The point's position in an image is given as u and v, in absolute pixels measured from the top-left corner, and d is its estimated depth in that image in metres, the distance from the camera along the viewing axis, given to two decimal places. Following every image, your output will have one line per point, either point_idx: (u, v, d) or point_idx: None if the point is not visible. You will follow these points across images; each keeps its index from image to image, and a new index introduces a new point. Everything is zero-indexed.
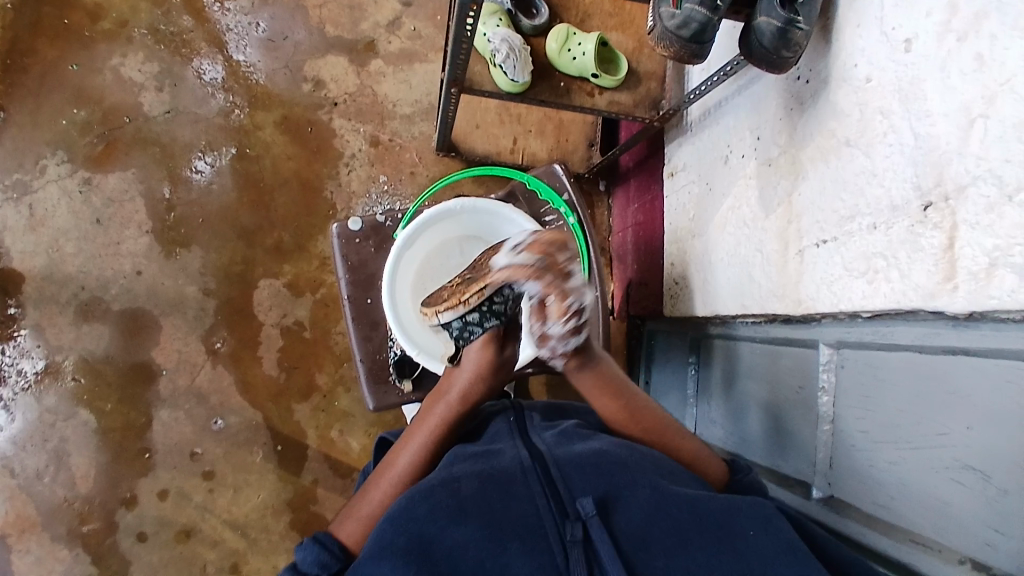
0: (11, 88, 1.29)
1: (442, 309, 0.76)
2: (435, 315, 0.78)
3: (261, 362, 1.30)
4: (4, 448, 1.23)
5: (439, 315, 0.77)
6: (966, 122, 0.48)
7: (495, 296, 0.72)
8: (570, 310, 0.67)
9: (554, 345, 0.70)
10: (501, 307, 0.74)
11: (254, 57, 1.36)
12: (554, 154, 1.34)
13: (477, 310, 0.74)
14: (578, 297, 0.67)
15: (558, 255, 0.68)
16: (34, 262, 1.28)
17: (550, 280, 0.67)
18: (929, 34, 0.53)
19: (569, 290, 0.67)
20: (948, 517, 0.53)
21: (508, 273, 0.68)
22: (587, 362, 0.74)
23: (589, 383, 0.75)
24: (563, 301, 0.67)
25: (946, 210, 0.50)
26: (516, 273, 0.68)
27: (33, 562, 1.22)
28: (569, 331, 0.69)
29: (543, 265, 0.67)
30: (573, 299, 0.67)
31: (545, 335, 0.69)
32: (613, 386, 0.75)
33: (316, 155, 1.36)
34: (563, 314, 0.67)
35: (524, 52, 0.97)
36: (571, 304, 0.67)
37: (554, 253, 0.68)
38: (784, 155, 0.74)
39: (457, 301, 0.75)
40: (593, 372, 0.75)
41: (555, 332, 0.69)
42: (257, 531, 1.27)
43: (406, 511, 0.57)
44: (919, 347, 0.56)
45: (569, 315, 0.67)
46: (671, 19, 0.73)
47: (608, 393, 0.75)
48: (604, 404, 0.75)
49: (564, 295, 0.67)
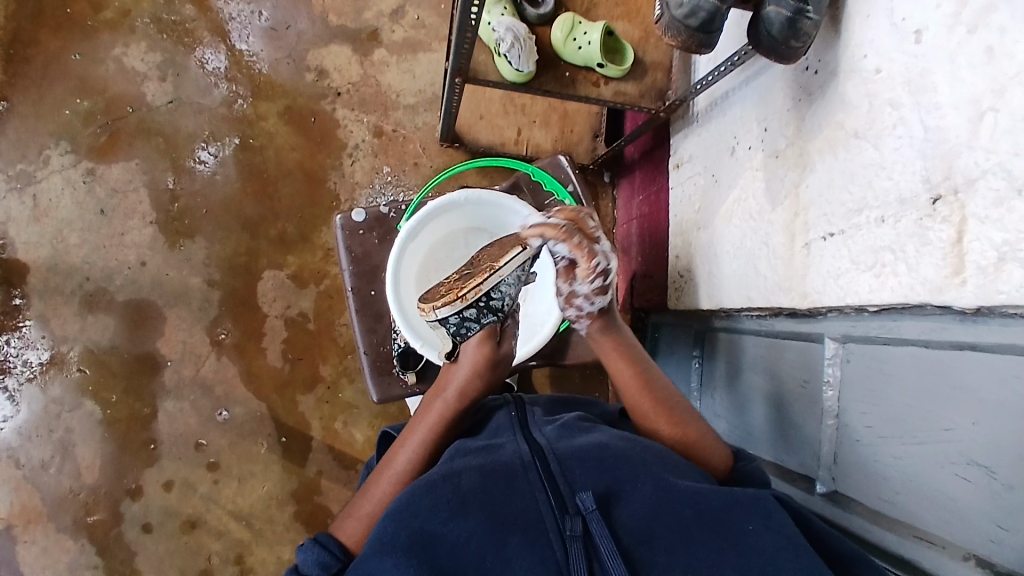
0: (14, 78, 1.29)
1: (440, 304, 0.71)
2: (433, 312, 0.72)
3: (266, 353, 1.31)
4: (11, 438, 1.24)
5: (435, 310, 0.72)
6: (975, 115, 0.48)
7: (495, 290, 0.71)
8: (597, 270, 0.73)
9: (580, 305, 0.76)
10: (498, 302, 0.73)
11: (257, 46, 1.35)
12: (558, 145, 1.33)
13: (476, 305, 0.71)
14: (604, 259, 0.73)
15: (586, 222, 0.73)
16: (39, 253, 1.28)
17: (579, 241, 0.71)
18: (939, 25, 0.52)
19: (596, 252, 0.72)
20: (954, 512, 0.52)
21: (540, 231, 0.71)
22: (609, 325, 0.79)
23: (608, 346, 0.80)
24: (592, 262, 0.72)
25: (955, 203, 0.50)
26: (547, 235, 0.71)
27: (40, 551, 1.23)
28: (595, 290, 0.75)
29: (572, 228, 0.71)
30: (600, 259, 0.72)
31: (571, 295, 0.75)
32: (630, 352, 0.79)
33: (320, 146, 1.35)
34: (590, 274, 0.73)
35: (529, 41, 0.96)
36: (598, 263, 0.72)
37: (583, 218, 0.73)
38: (791, 147, 0.74)
39: (455, 294, 0.70)
40: (613, 337, 0.80)
41: (582, 291, 0.74)
42: (262, 521, 1.28)
43: (407, 506, 0.58)
44: (925, 342, 0.55)
45: (596, 274, 0.73)
46: (678, 8, 0.71)
47: (624, 359, 0.79)
48: (621, 370, 0.78)
49: (591, 256, 0.72)
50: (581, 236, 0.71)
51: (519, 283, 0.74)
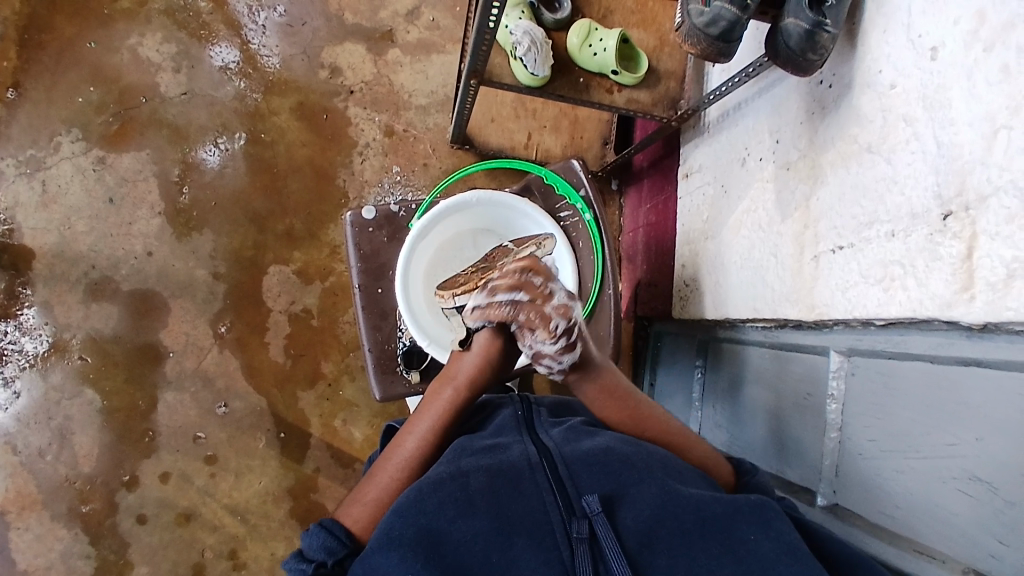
0: (27, 64, 1.30)
1: (457, 291, 0.74)
2: (452, 299, 0.74)
3: (269, 347, 1.31)
4: (8, 424, 1.24)
5: (453, 298, 0.74)
6: (990, 131, 0.48)
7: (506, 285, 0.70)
8: (558, 331, 0.65)
9: (549, 362, 0.68)
10: None
11: (271, 42, 1.36)
12: (568, 150, 1.33)
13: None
14: (562, 318, 0.64)
15: (533, 286, 0.64)
16: (45, 239, 1.28)
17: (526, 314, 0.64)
18: (957, 42, 0.52)
19: (550, 313, 0.64)
20: (953, 527, 0.53)
21: (483, 313, 0.66)
22: (590, 373, 0.71)
23: (592, 391, 0.73)
24: (548, 325, 0.64)
25: (966, 219, 0.50)
26: (491, 314, 0.66)
27: (32, 539, 1.23)
28: (561, 348, 0.66)
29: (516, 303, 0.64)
30: (556, 321, 0.63)
31: (537, 353, 0.67)
32: (616, 393, 0.73)
33: (330, 142, 1.36)
34: (550, 336, 0.64)
35: (546, 46, 0.96)
36: (557, 324, 0.64)
37: (526, 279, 0.64)
38: (804, 159, 0.74)
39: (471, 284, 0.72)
40: (597, 382, 0.72)
41: (546, 350, 0.66)
42: (257, 517, 1.27)
43: (415, 502, 0.57)
44: (932, 356, 0.55)
45: (558, 335, 0.65)
46: (699, 17, 0.72)
47: (613, 401, 0.73)
48: (609, 412, 0.73)
49: (546, 320, 0.64)
50: (526, 305, 0.64)
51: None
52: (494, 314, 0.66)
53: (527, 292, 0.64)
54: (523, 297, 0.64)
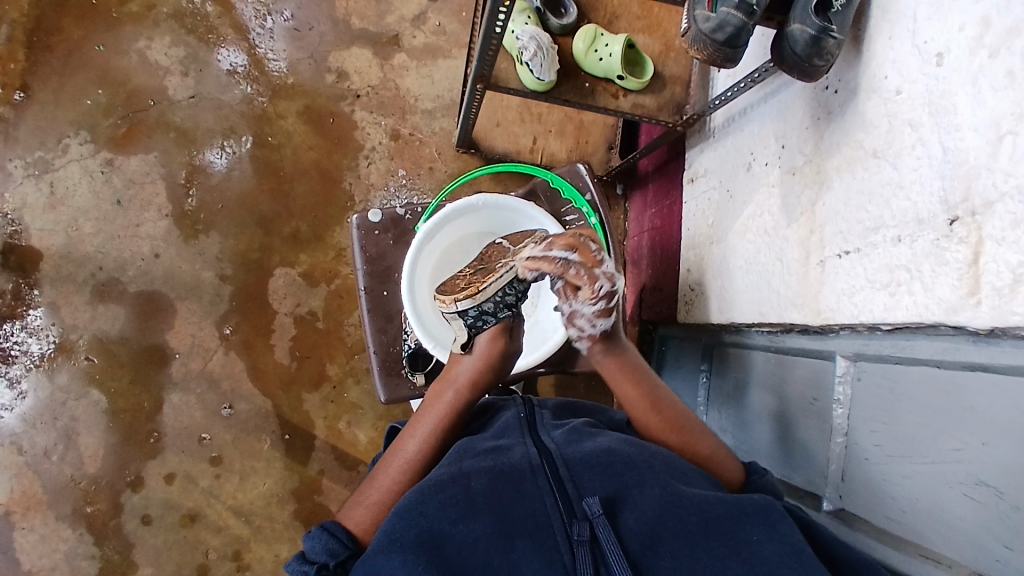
0: (37, 67, 1.31)
1: (460, 297, 0.72)
2: (453, 303, 0.73)
3: (274, 349, 1.31)
4: (14, 424, 1.25)
5: (455, 304, 0.73)
6: (995, 137, 0.48)
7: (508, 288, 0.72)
8: (600, 293, 0.70)
9: (583, 324, 0.74)
10: (513, 298, 0.74)
11: (278, 46, 1.37)
12: (573, 155, 1.34)
13: (493, 298, 0.73)
14: (608, 282, 0.69)
15: (587, 249, 0.68)
16: (53, 240, 1.29)
17: (575, 273, 0.68)
18: (962, 48, 0.53)
19: (599, 275, 0.69)
20: (958, 532, 0.52)
21: (534, 265, 0.69)
22: (613, 346, 0.78)
23: (611, 366, 0.78)
24: (594, 285, 0.69)
25: (972, 224, 0.50)
26: (541, 268, 0.69)
27: (37, 539, 1.23)
28: (597, 311, 0.72)
29: (569, 261, 0.68)
30: (603, 283, 0.68)
31: (574, 313, 0.72)
32: (634, 373, 0.78)
33: (336, 146, 1.36)
34: (593, 296, 0.70)
35: (551, 51, 0.97)
36: (602, 287, 0.69)
37: (582, 242, 0.69)
38: (809, 164, 0.74)
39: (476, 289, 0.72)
40: (616, 358, 0.78)
41: (585, 310, 0.72)
42: (261, 518, 1.27)
43: (416, 504, 0.58)
44: (937, 361, 0.55)
45: (599, 296, 0.70)
46: (705, 22, 0.73)
47: (629, 379, 0.77)
48: (625, 391, 0.77)
49: (593, 279, 0.68)
50: (577, 264, 0.68)
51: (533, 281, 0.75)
52: (544, 269, 0.69)
53: (580, 253, 0.68)
54: (577, 258, 0.68)
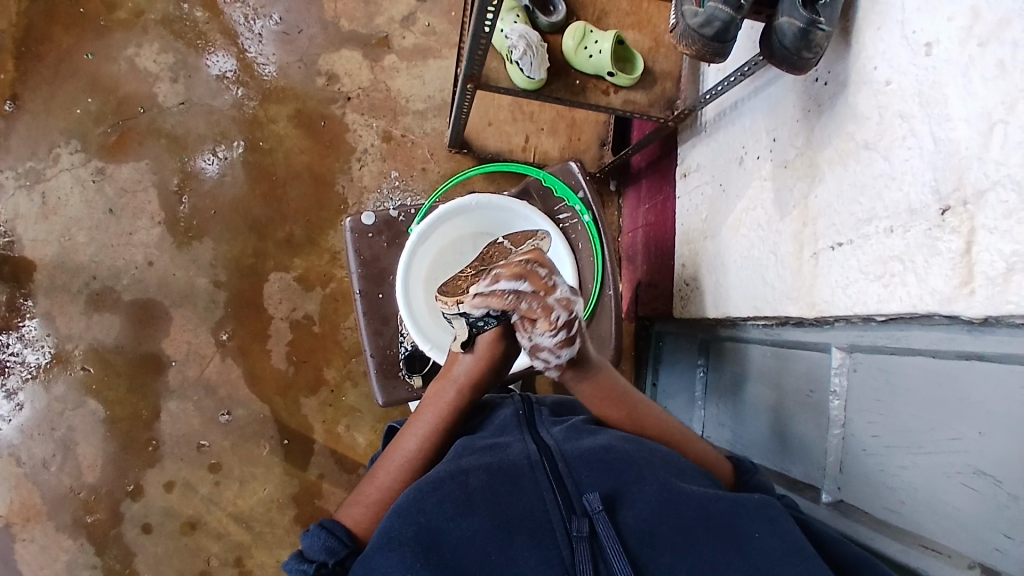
0: (25, 76, 1.30)
1: (463, 299, 0.68)
2: (456, 304, 0.69)
3: (271, 355, 1.31)
4: (12, 436, 1.24)
5: (456, 305, 0.69)
6: (986, 127, 0.48)
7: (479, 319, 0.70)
8: (559, 323, 0.67)
9: (546, 356, 0.70)
10: (517, 299, 0.70)
11: (268, 50, 1.36)
12: (566, 153, 1.33)
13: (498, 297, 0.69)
14: (564, 310, 0.66)
15: (537, 276, 0.65)
16: (46, 250, 1.28)
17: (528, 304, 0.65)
18: (951, 38, 0.52)
19: (553, 304, 0.66)
20: (955, 520, 0.53)
21: (482, 300, 0.65)
22: (586, 371, 0.72)
23: (588, 390, 0.73)
24: (551, 316, 0.66)
25: (964, 214, 0.50)
26: (491, 304, 0.66)
27: (37, 550, 1.23)
28: (560, 341, 0.68)
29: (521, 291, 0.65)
30: (559, 312, 0.65)
31: (536, 346, 0.69)
32: (613, 394, 0.74)
33: (329, 149, 1.36)
34: (551, 327, 0.67)
35: (541, 49, 0.97)
36: (558, 316, 0.66)
37: (531, 270, 0.65)
38: (801, 157, 0.74)
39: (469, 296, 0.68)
40: (591, 381, 0.73)
41: (545, 343, 0.68)
42: (262, 524, 1.27)
43: (415, 501, 0.57)
44: (934, 351, 0.55)
45: (559, 326, 0.67)
46: (693, 18, 0.73)
47: (610, 401, 0.73)
48: (609, 413, 0.73)
49: (547, 310, 0.66)
50: (529, 295, 0.65)
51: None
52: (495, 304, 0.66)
53: (530, 282, 0.65)
54: (527, 288, 0.65)
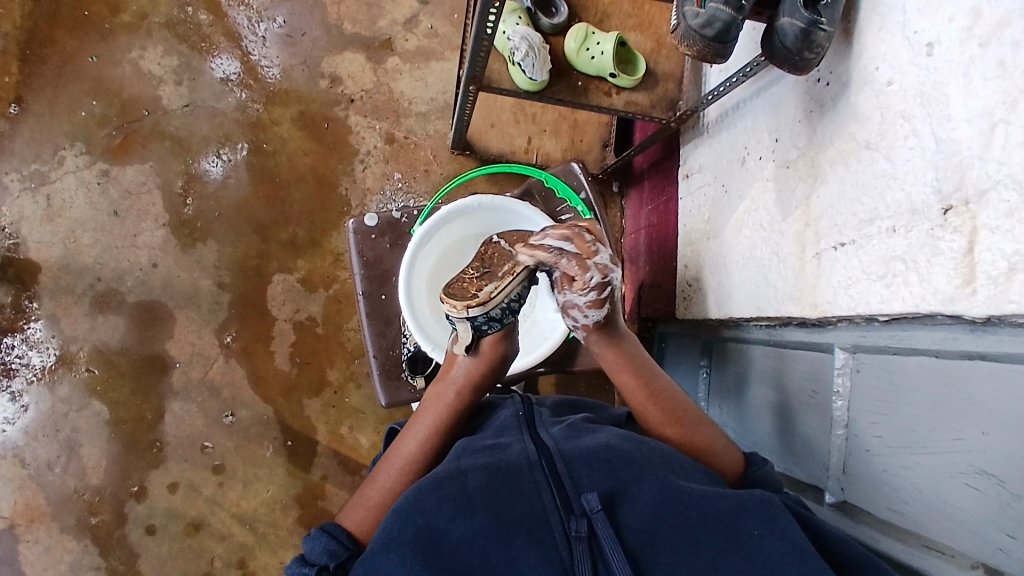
0: (30, 80, 1.31)
1: (472, 305, 0.71)
2: (465, 309, 0.71)
3: (274, 356, 1.31)
4: (17, 437, 1.25)
5: (466, 310, 0.72)
6: (987, 127, 0.48)
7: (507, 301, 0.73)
8: (592, 284, 0.71)
9: (576, 316, 0.74)
10: (518, 303, 0.75)
11: (271, 52, 1.37)
12: (568, 154, 1.33)
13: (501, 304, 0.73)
14: (600, 272, 0.71)
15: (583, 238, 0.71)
16: (50, 252, 1.29)
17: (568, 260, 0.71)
18: (952, 38, 0.53)
19: (591, 265, 0.71)
20: (962, 520, 0.52)
21: (530, 250, 0.72)
22: (611, 336, 0.78)
23: (611, 356, 0.79)
24: (586, 275, 0.71)
25: (966, 214, 0.50)
26: (537, 256, 0.72)
27: (42, 551, 1.24)
28: (590, 301, 0.73)
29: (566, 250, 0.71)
30: (593, 274, 0.70)
31: (567, 304, 0.73)
32: (634, 361, 0.79)
33: (332, 151, 1.36)
34: (585, 286, 0.71)
35: (543, 50, 0.97)
36: (592, 277, 0.71)
37: (578, 233, 0.72)
38: (803, 157, 0.74)
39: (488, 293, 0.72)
40: (615, 348, 0.78)
41: (577, 301, 0.73)
42: (266, 525, 1.28)
43: (414, 502, 0.58)
44: (936, 351, 0.55)
45: (591, 287, 0.71)
46: (694, 19, 0.73)
47: (628, 369, 0.78)
48: (624, 380, 0.78)
49: (584, 269, 0.70)
50: (571, 254, 0.71)
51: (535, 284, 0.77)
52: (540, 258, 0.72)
53: (576, 243, 0.71)
54: (571, 247, 0.71)
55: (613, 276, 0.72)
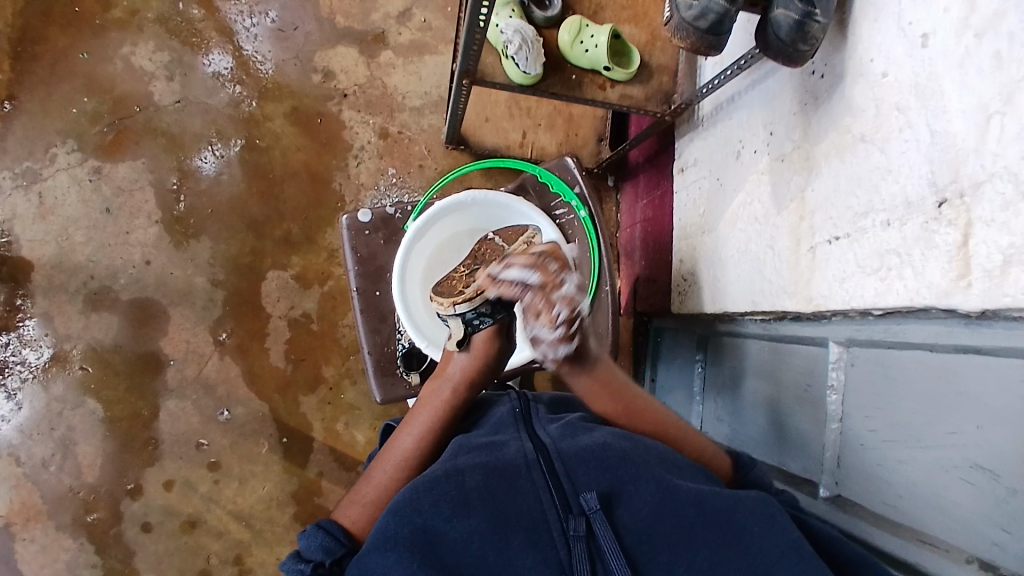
0: (21, 76, 1.30)
1: (458, 301, 0.71)
2: (452, 306, 0.71)
3: (269, 353, 1.31)
4: (11, 436, 1.24)
5: (453, 307, 0.71)
6: (982, 119, 0.47)
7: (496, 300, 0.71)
8: (559, 318, 0.69)
9: (545, 348, 0.73)
10: (510, 298, 0.73)
11: (263, 47, 1.36)
12: (563, 148, 1.33)
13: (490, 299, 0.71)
14: (566, 305, 0.69)
15: (548, 269, 0.68)
16: (43, 250, 1.28)
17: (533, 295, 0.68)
18: (947, 30, 0.52)
19: (557, 299, 0.68)
20: (956, 516, 0.52)
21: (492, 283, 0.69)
22: (583, 365, 0.76)
23: (585, 384, 0.76)
24: (552, 311, 0.68)
25: (961, 207, 0.50)
26: (501, 292, 0.69)
27: (38, 550, 1.24)
28: (559, 335, 0.71)
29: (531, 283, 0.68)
30: (560, 308, 0.68)
31: (535, 337, 0.71)
32: (610, 387, 0.75)
33: (325, 147, 1.35)
34: (552, 322, 0.69)
35: (536, 43, 0.95)
36: (559, 312, 0.68)
37: (543, 263, 0.68)
38: (797, 151, 0.74)
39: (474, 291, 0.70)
40: (591, 376, 0.76)
41: (545, 336, 0.71)
42: (262, 522, 1.27)
43: (411, 501, 0.57)
44: (931, 345, 0.55)
45: (559, 321, 0.69)
46: (688, 10, 0.72)
47: (605, 393, 0.75)
48: (602, 406, 0.75)
49: (550, 304, 0.68)
50: (536, 288, 0.68)
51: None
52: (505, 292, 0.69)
53: (540, 273, 0.68)
54: (537, 279, 0.68)
55: (580, 306, 0.70)
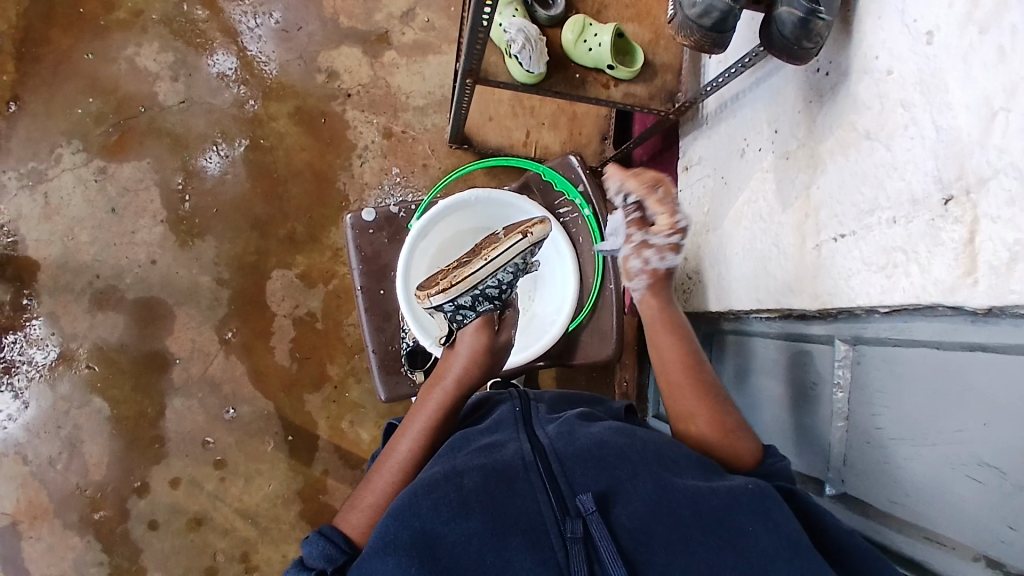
0: (26, 77, 1.30)
1: (434, 292, 0.74)
2: (429, 298, 0.76)
3: (274, 352, 1.31)
4: (18, 435, 1.25)
5: (430, 298, 0.75)
6: (987, 115, 0.47)
7: (483, 284, 0.73)
8: (676, 227, 0.80)
9: (648, 256, 0.82)
10: (494, 290, 0.75)
11: (267, 48, 1.36)
12: (567, 147, 1.33)
13: (469, 294, 0.74)
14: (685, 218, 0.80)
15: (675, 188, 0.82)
16: (49, 250, 1.29)
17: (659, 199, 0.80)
18: (951, 26, 0.52)
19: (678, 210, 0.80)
20: (963, 514, 0.52)
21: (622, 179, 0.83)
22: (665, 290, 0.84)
23: (655, 315, 0.83)
24: (672, 218, 0.80)
25: (967, 203, 0.50)
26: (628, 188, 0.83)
27: (45, 548, 1.24)
28: (669, 245, 0.81)
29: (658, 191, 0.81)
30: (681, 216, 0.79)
31: (645, 243, 0.81)
32: (671, 325, 0.82)
33: (329, 146, 1.36)
34: (668, 228, 0.80)
35: (540, 43, 0.96)
36: (680, 219, 0.79)
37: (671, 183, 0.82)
38: (802, 148, 0.74)
39: (447, 283, 0.74)
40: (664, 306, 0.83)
41: (657, 241, 0.81)
42: (267, 520, 1.28)
43: (411, 505, 0.58)
44: (936, 343, 0.55)
45: (675, 229, 0.80)
46: (691, 8, 0.72)
47: (667, 330, 0.81)
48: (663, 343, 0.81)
49: (673, 212, 0.80)
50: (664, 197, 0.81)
51: (516, 272, 0.76)
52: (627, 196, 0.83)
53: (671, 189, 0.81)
54: (666, 191, 0.81)
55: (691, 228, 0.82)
